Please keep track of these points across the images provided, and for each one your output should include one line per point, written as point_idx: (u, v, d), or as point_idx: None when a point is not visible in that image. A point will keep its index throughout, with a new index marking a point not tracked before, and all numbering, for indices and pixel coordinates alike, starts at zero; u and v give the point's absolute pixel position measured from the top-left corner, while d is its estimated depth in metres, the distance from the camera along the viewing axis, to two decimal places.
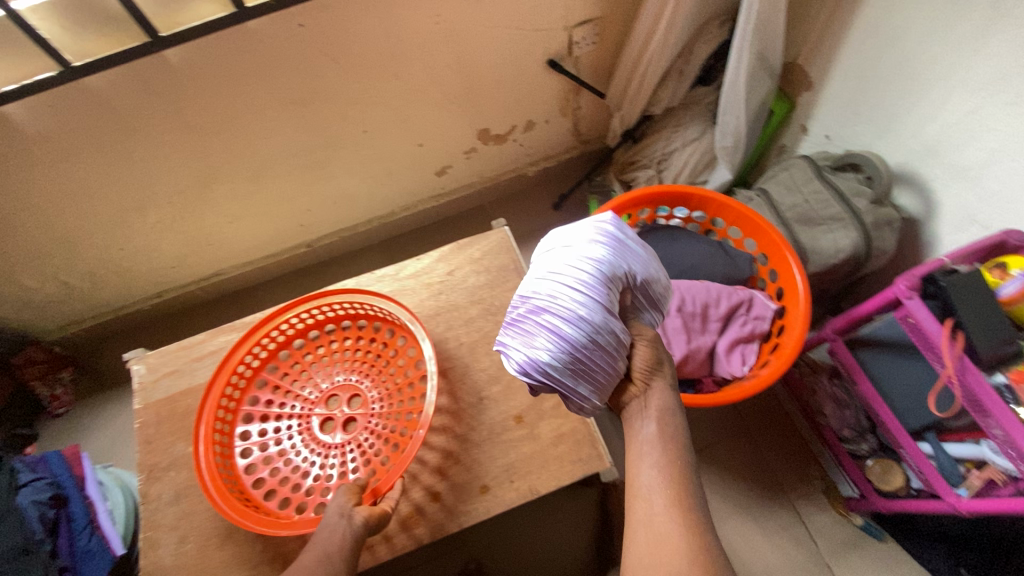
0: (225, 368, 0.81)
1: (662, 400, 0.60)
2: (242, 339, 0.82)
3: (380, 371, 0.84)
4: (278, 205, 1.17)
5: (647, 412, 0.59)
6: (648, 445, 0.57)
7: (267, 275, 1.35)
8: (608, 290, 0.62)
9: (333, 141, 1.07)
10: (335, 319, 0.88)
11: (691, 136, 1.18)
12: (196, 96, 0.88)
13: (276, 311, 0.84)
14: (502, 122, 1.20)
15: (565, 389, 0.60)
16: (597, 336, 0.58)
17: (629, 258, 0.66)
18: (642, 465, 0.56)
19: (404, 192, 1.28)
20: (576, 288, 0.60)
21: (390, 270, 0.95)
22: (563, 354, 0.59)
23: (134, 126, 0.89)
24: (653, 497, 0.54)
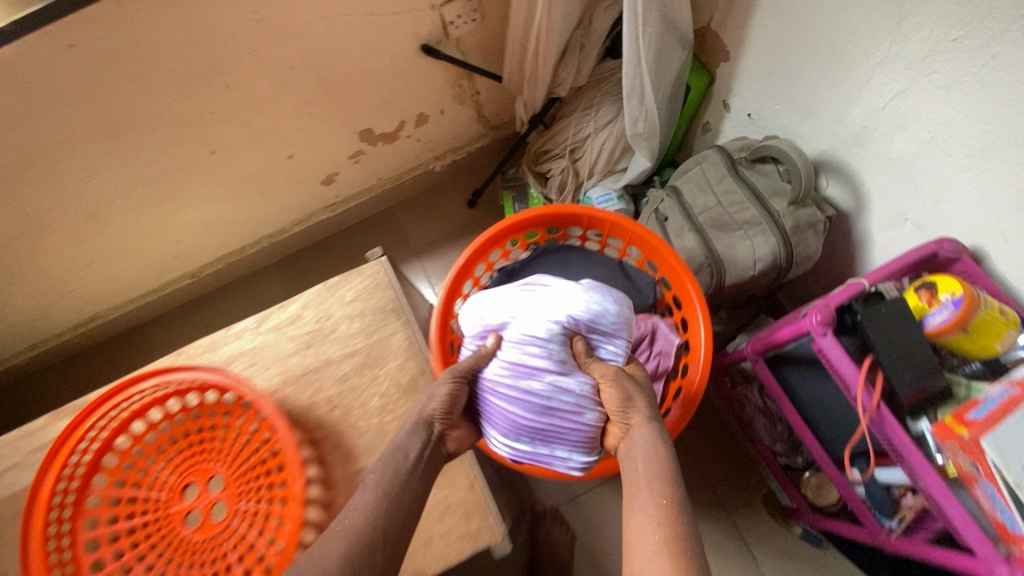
0: (38, 507, 0.70)
1: (642, 437, 0.60)
2: (45, 466, 0.71)
3: (234, 443, 0.74)
4: (138, 241, 1.02)
5: (636, 453, 0.59)
6: (640, 481, 0.56)
7: (153, 312, 1.20)
8: (554, 351, 0.68)
9: (177, 163, 0.91)
10: (156, 404, 0.76)
11: (604, 119, 1.03)
12: None
13: (82, 417, 0.74)
14: (386, 119, 1.04)
15: (550, 457, 0.67)
16: (555, 404, 0.66)
17: (570, 307, 0.70)
18: (636, 505, 0.54)
19: (289, 205, 1.12)
20: (522, 364, 0.67)
21: (250, 322, 0.82)
22: (530, 430, 0.67)
23: None
24: (641, 536, 0.51)
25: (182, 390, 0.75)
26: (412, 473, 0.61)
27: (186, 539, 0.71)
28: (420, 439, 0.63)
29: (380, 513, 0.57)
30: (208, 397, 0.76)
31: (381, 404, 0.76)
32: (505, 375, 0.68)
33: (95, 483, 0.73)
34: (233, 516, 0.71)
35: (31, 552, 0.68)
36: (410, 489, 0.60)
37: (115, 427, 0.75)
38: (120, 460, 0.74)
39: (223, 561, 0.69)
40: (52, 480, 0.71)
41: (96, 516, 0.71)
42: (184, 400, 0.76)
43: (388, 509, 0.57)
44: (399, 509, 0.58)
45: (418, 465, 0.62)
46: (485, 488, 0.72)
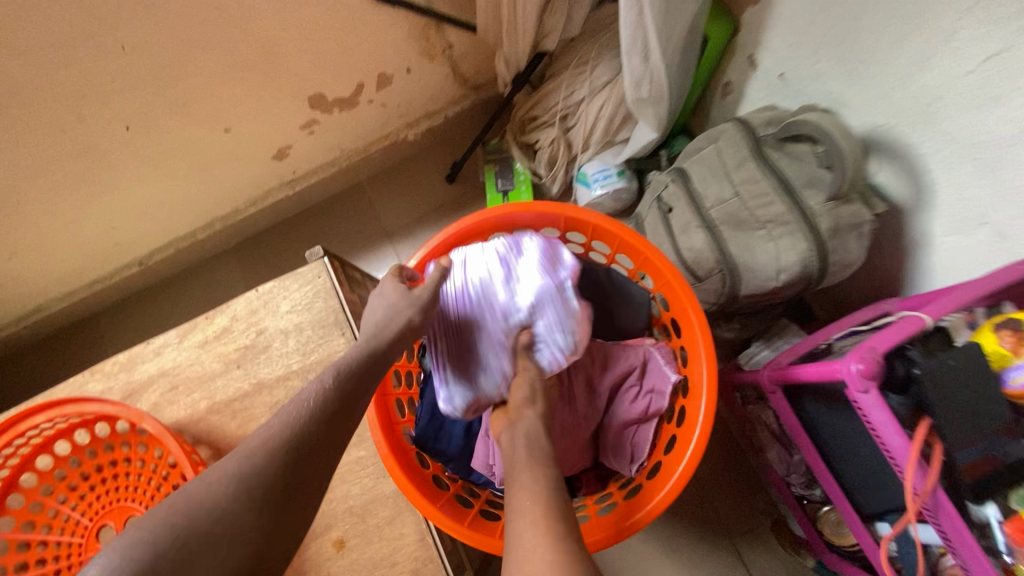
0: None
1: (529, 398, 0.50)
2: None
3: (151, 481, 0.64)
4: (64, 228, 0.89)
5: (524, 405, 0.49)
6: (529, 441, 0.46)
7: (102, 302, 1.09)
8: (506, 322, 0.53)
9: (88, 142, 0.77)
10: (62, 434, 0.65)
11: (601, 80, 0.86)
12: None
13: None
14: (341, 81, 0.87)
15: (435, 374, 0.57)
16: (476, 346, 0.53)
17: (553, 304, 0.53)
18: (524, 472, 0.44)
19: (237, 184, 0.98)
20: (480, 302, 0.54)
21: (172, 336, 0.70)
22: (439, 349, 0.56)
23: None
24: (518, 510, 0.41)
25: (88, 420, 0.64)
26: (322, 427, 0.42)
27: None
28: (341, 381, 0.45)
29: (252, 487, 0.38)
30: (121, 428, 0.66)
31: None
32: (465, 277, 0.55)
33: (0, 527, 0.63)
34: None
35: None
36: (313, 459, 0.41)
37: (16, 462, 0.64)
38: (27, 501, 0.64)
39: None
40: None
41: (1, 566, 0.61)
42: (97, 432, 0.66)
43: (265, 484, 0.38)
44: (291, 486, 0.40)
45: (332, 421, 0.43)
46: (439, 543, 0.60)
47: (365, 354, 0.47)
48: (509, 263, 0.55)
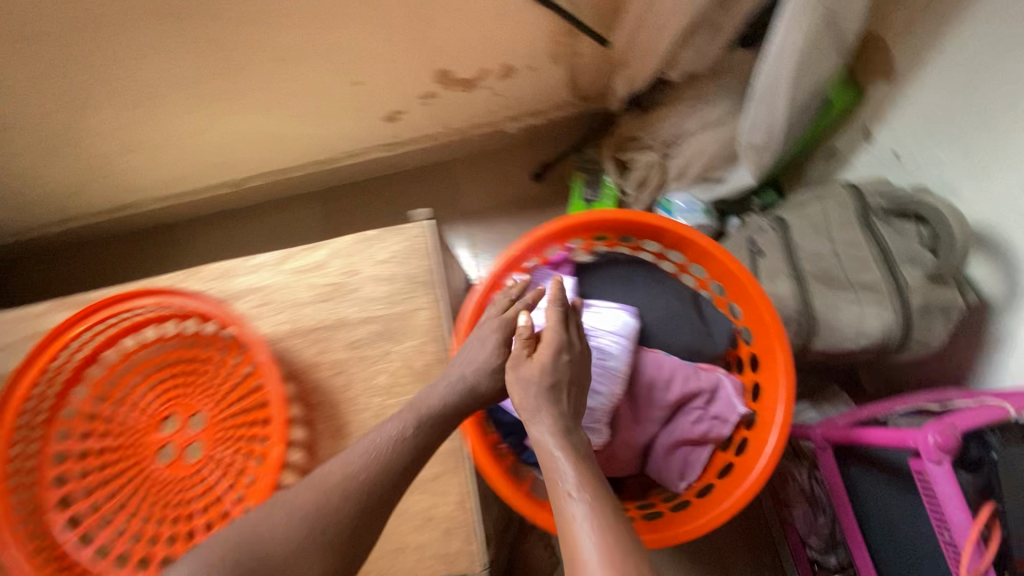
0: (11, 408, 0.64)
1: (533, 394, 0.53)
2: (25, 367, 0.65)
3: (223, 386, 0.67)
4: (181, 136, 0.94)
5: (531, 403, 0.52)
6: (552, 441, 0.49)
7: (187, 211, 1.15)
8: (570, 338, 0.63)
9: (233, 65, 0.82)
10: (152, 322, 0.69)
11: (712, 118, 0.89)
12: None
13: (70, 323, 0.65)
14: (469, 62, 0.91)
15: None
16: None
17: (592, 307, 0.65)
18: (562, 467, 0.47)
19: (342, 135, 1.03)
20: None
21: (272, 258, 0.74)
22: None
23: None
24: (574, 515, 0.43)
25: (181, 315, 0.67)
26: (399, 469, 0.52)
27: (159, 476, 0.66)
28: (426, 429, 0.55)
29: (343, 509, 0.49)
30: (204, 330, 0.69)
31: (387, 384, 0.68)
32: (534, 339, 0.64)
33: (79, 393, 0.68)
34: (211, 465, 0.66)
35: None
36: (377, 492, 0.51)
37: (104, 336, 0.68)
38: (108, 375, 0.69)
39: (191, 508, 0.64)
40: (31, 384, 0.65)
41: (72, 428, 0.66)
42: (181, 327, 0.69)
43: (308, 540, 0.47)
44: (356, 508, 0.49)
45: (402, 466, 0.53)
46: (477, 511, 0.63)
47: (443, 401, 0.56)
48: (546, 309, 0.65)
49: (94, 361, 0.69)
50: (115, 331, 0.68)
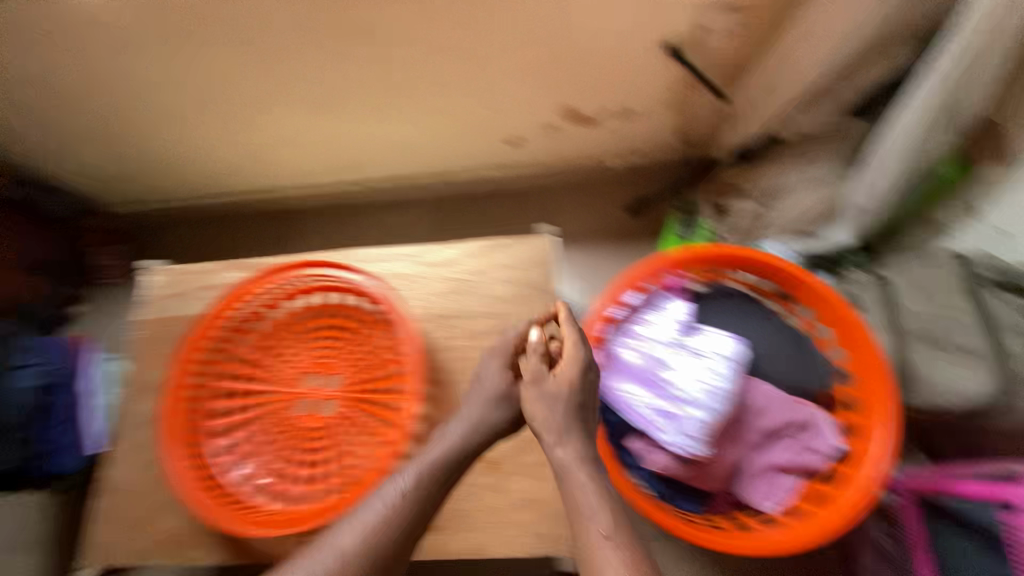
0: (193, 345, 0.75)
1: (557, 415, 0.58)
2: (210, 312, 0.76)
3: (365, 356, 0.77)
4: (333, 138, 1.07)
5: (552, 429, 0.58)
6: (573, 468, 0.55)
7: (316, 201, 1.29)
8: (685, 355, 0.67)
9: (397, 86, 0.93)
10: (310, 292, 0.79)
11: (817, 177, 0.94)
12: (257, 15, 0.77)
13: (251, 281, 0.76)
14: (598, 103, 1.00)
15: (658, 434, 0.65)
16: (671, 387, 0.66)
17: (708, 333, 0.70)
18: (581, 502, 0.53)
19: (464, 153, 1.14)
20: (663, 356, 0.68)
21: (409, 251, 0.84)
22: (652, 407, 0.66)
23: (182, 33, 0.80)
24: (608, 560, 0.49)
25: (340, 289, 0.77)
26: (444, 481, 0.62)
27: (298, 424, 0.76)
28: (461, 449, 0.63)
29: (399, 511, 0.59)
30: (354, 305, 0.79)
31: None
32: (647, 350, 0.69)
33: (244, 341, 0.79)
34: (345, 423, 0.75)
35: (176, 382, 0.73)
36: (427, 500, 0.60)
37: (272, 297, 0.79)
38: (269, 330, 0.80)
39: (323, 458, 0.73)
40: (212, 328, 0.76)
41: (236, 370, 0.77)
42: (335, 299, 0.79)
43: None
44: (410, 510, 0.59)
45: (445, 479, 0.62)
46: None
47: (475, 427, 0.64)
48: (661, 326, 0.71)
49: (260, 317, 0.80)
50: (279, 294, 0.79)
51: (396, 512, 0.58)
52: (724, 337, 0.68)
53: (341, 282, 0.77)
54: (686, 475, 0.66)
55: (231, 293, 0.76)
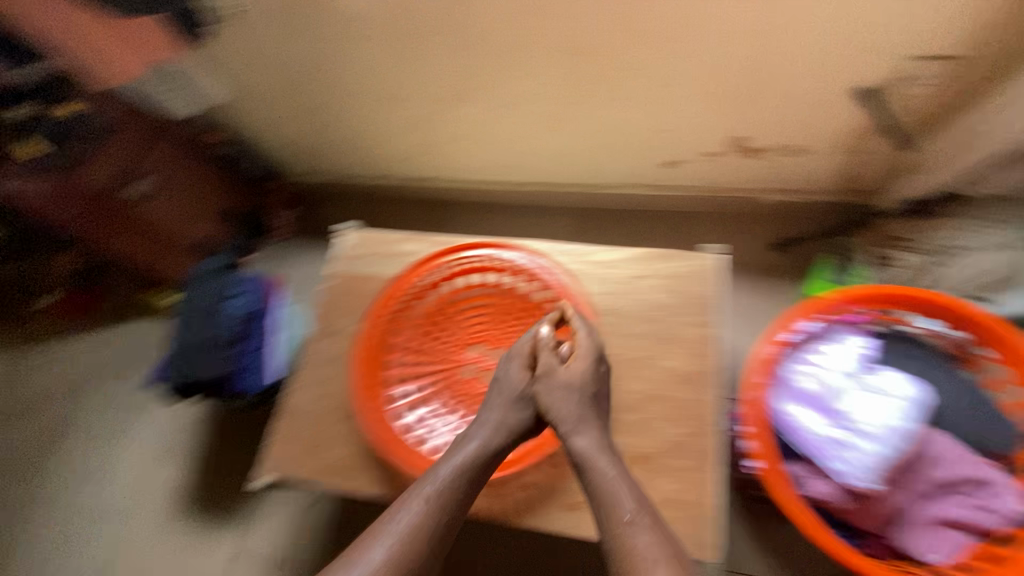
0: (385, 304, 0.86)
1: (573, 405, 0.73)
2: (402, 278, 0.86)
3: (529, 339, 0.87)
4: (506, 136, 1.17)
5: (571, 420, 0.71)
6: (595, 457, 0.68)
7: (465, 195, 1.38)
8: (858, 388, 0.77)
9: (584, 93, 1.02)
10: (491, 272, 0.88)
11: (1005, 240, 0.89)
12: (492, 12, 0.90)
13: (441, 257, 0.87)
14: (769, 134, 1.03)
15: (828, 458, 0.75)
16: (844, 415, 0.75)
17: (882, 373, 0.78)
18: (607, 489, 0.64)
19: (620, 168, 1.20)
20: (837, 386, 0.78)
21: (574, 249, 0.89)
22: (822, 430, 0.76)
23: (423, 25, 0.95)
24: (639, 543, 0.59)
25: (515, 276, 0.87)
26: (487, 459, 0.71)
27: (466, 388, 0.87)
28: (503, 435, 0.73)
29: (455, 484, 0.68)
30: (522, 292, 0.88)
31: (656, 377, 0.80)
32: (824, 379, 0.79)
33: (420, 306, 0.88)
34: None
35: (369, 333, 0.84)
36: (474, 476, 0.70)
37: (451, 271, 0.88)
38: (441, 300, 0.89)
39: None
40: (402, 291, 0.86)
41: (412, 331, 0.87)
42: (505, 283, 0.88)
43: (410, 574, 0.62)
44: (462, 482, 0.68)
45: (488, 462, 0.71)
46: (718, 509, 0.71)
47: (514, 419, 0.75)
48: (839, 358, 0.80)
49: (435, 287, 0.88)
50: (462, 268, 0.88)
51: (450, 484, 0.68)
52: (897, 378, 0.77)
53: (518, 270, 0.87)
54: (857, 509, 0.74)
55: (431, 264, 0.88)
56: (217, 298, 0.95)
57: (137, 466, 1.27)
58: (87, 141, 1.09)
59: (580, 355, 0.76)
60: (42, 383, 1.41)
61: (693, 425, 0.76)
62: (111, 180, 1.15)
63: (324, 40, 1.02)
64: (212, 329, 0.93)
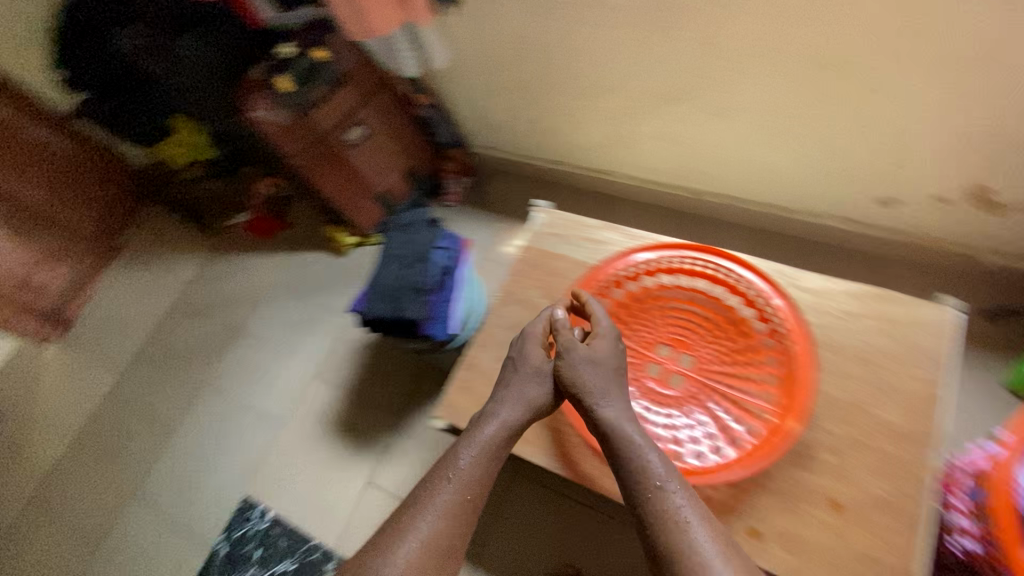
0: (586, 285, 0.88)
1: (597, 377, 0.76)
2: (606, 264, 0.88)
3: (733, 353, 0.80)
4: (708, 144, 1.15)
5: (597, 392, 0.74)
6: (621, 424, 0.72)
7: (638, 196, 1.37)
8: None
9: (816, 112, 0.99)
10: (706, 278, 0.85)
11: None
12: (751, 19, 0.89)
13: (649, 250, 0.87)
14: (1017, 190, 0.95)
15: None
16: None
17: None
18: (634, 454, 0.69)
19: (821, 197, 1.14)
20: None
21: (785, 272, 0.85)
22: None
23: (670, 23, 0.96)
24: (674, 505, 0.64)
25: (725, 284, 0.84)
26: (518, 424, 0.77)
27: (652, 388, 0.81)
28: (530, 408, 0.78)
29: (490, 454, 0.75)
30: (730, 303, 0.83)
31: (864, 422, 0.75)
32: None
33: (619, 295, 0.87)
34: (699, 406, 0.79)
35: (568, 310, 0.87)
36: (508, 443, 0.76)
37: (657, 266, 0.87)
38: (640, 294, 0.87)
39: (675, 430, 0.78)
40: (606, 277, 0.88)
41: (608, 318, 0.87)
42: (713, 290, 0.84)
43: (468, 518, 0.72)
44: (501, 450, 0.76)
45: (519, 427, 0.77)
46: None
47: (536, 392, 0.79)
48: None
49: (637, 279, 0.88)
50: (668, 265, 0.87)
51: (486, 450, 0.75)
52: None
53: (729, 279, 0.84)
54: None
55: (650, 254, 0.88)
56: (422, 247, 1.01)
57: (293, 381, 1.41)
58: (325, 83, 1.20)
59: (596, 334, 0.79)
60: (227, 290, 1.60)
61: (903, 484, 0.70)
62: (333, 124, 1.25)
63: (561, 26, 1.06)
64: (414, 274, 0.98)
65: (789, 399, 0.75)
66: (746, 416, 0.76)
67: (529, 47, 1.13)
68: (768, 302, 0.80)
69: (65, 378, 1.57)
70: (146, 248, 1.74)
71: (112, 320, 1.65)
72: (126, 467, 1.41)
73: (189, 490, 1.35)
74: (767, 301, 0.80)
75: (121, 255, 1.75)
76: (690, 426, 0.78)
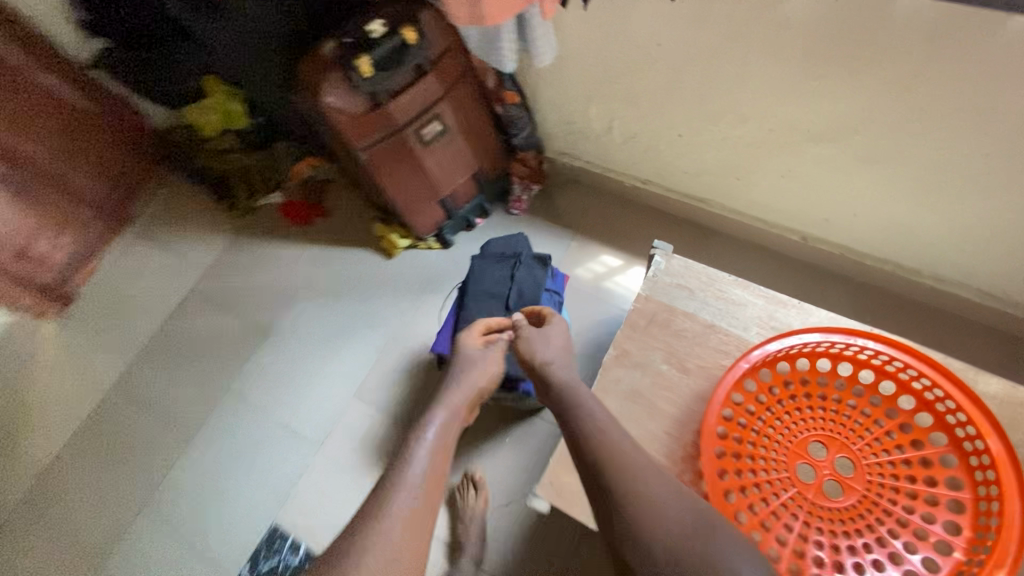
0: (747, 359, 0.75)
1: (548, 350, 0.78)
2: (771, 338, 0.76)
3: (906, 467, 0.70)
4: (842, 194, 1.01)
5: (548, 360, 0.76)
6: (573, 387, 0.73)
7: (735, 229, 1.24)
8: None
9: (990, 185, 0.86)
10: (881, 375, 0.75)
11: None
12: (953, 79, 0.75)
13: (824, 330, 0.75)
14: None
15: None
16: None
17: None
18: (585, 409, 0.69)
19: (958, 264, 1.02)
20: None
21: (966, 370, 0.75)
22: None
23: (844, 69, 0.81)
24: (630, 455, 0.64)
25: (900, 384, 0.74)
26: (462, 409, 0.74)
27: (810, 493, 0.70)
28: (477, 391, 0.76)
29: (443, 445, 0.68)
30: (903, 407, 0.74)
31: None
32: None
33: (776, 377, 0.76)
34: (866, 524, 0.68)
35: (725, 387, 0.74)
36: (454, 433, 0.71)
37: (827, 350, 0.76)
38: (799, 379, 0.76)
39: (838, 550, 0.67)
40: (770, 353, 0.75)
41: (761, 403, 0.75)
42: (884, 388, 0.75)
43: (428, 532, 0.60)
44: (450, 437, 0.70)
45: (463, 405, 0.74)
46: None
47: (482, 372, 0.78)
48: None
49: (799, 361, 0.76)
50: (839, 350, 0.75)
51: (436, 439, 0.68)
52: None
53: (909, 380, 0.74)
54: None
55: (821, 334, 0.75)
56: (534, 288, 0.91)
57: (330, 397, 1.27)
58: (410, 71, 1.03)
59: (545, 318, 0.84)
60: (254, 281, 1.43)
61: None
62: (408, 119, 1.08)
63: (703, 48, 0.90)
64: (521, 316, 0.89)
65: (987, 541, 0.64)
66: (926, 549, 0.65)
67: (654, 62, 0.97)
68: (963, 419, 0.70)
69: (63, 360, 1.40)
70: (160, 221, 1.55)
71: (119, 298, 1.46)
72: (133, 472, 1.27)
73: (207, 508, 1.21)
74: (957, 417, 0.71)
75: (131, 226, 1.55)
76: (855, 549, 0.67)
